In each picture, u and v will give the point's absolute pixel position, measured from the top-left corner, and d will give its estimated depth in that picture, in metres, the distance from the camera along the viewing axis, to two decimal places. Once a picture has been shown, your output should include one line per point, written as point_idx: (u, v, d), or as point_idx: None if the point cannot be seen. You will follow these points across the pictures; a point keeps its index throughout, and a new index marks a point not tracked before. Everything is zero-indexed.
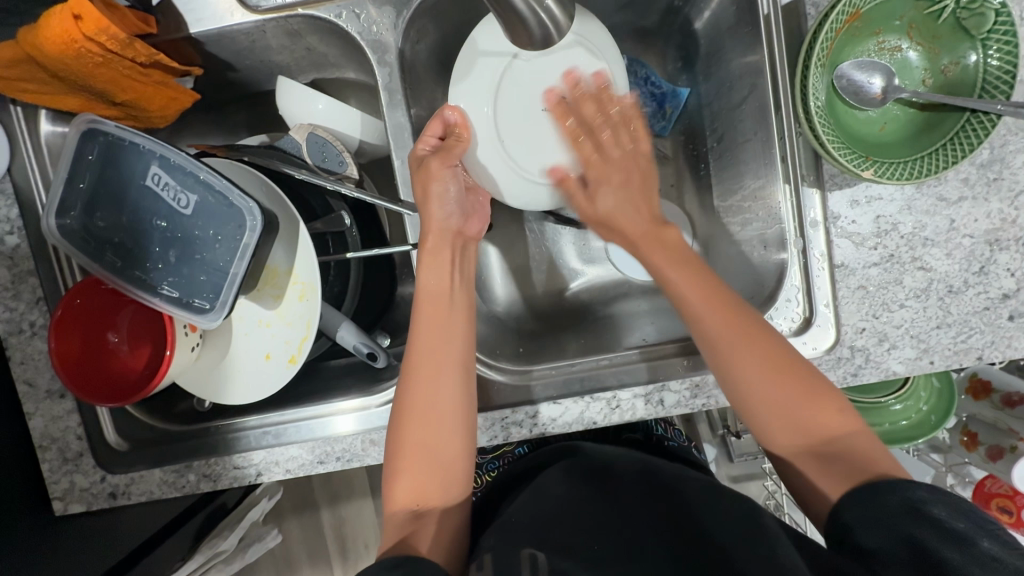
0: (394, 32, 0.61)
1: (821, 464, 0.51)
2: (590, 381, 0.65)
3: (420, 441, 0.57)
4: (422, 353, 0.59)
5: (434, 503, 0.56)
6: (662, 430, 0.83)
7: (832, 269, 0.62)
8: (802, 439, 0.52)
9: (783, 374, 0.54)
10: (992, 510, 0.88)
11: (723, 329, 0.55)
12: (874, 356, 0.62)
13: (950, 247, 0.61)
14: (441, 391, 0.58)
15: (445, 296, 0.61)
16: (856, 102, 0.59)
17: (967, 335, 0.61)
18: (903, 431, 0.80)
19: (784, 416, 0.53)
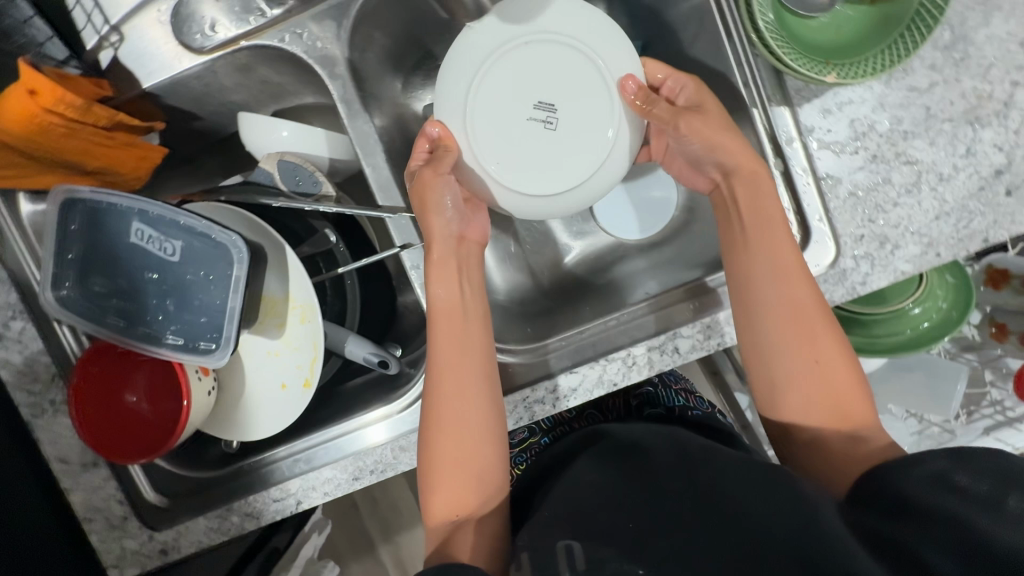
0: (340, 43, 0.61)
1: (844, 434, 0.53)
2: (602, 344, 0.66)
3: (451, 451, 0.57)
4: (442, 367, 0.59)
5: (474, 509, 0.56)
6: (684, 400, 0.82)
7: (817, 182, 0.61)
8: (826, 409, 0.54)
9: (820, 333, 0.55)
10: None
11: (780, 298, 0.56)
12: (879, 261, 0.61)
13: (932, 134, 0.60)
14: (466, 402, 0.58)
15: (462, 306, 0.61)
16: (804, 10, 0.60)
17: (968, 219, 0.61)
18: (925, 334, 0.79)
19: (817, 378, 0.54)
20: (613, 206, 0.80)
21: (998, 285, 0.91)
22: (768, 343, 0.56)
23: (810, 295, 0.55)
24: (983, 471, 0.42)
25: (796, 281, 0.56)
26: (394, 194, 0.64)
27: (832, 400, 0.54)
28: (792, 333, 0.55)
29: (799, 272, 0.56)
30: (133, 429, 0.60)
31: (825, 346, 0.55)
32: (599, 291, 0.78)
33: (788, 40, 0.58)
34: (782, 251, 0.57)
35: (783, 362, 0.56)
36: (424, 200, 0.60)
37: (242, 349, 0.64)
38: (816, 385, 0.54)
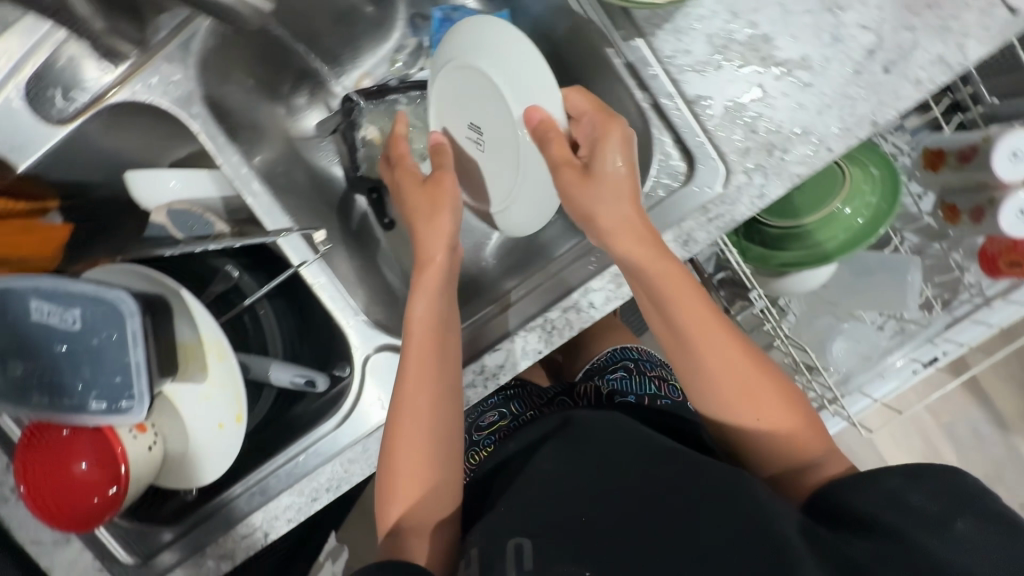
0: (192, 81, 0.62)
1: (801, 459, 0.56)
2: (519, 316, 0.65)
3: (409, 463, 0.59)
4: (409, 370, 0.59)
5: (428, 516, 0.59)
6: (656, 389, 0.80)
7: (689, 105, 0.60)
8: (789, 449, 0.56)
9: (760, 385, 0.56)
10: (1005, 269, 0.86)
11: (723, 364, 0.56)
12: (771, 170, 0.61)
13: (795, 30, 0.58)
14: (430, 415, 0.59)
15: (433, 328, 0.60)
16: None
17: (851, 107, 0.59)
18: (857, 234, 0.78)
19: (776, 423, 0.56)
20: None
21: (937, 165, 0.91)
22: (721, 406, 0.57)
23: (745, 363, 0.57)
24: (927, 495, 0.46)
25: (730, 348, 0.56)
26: (281, 217, 0.63)
27: (794, 445, 0.56)
28: (740, 385, 0.56)
29: (717, 328, 0.57)
30: (76, 505, 0.60)
31: (773, 395, 0.56)
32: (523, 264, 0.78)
33: None
34: (703, 317, 0.57)
35: (741, 422, 0.57)
36: (429, 197, 0.63)
37: (173, 399, 0.66)
38: (770, 433, 0.56)
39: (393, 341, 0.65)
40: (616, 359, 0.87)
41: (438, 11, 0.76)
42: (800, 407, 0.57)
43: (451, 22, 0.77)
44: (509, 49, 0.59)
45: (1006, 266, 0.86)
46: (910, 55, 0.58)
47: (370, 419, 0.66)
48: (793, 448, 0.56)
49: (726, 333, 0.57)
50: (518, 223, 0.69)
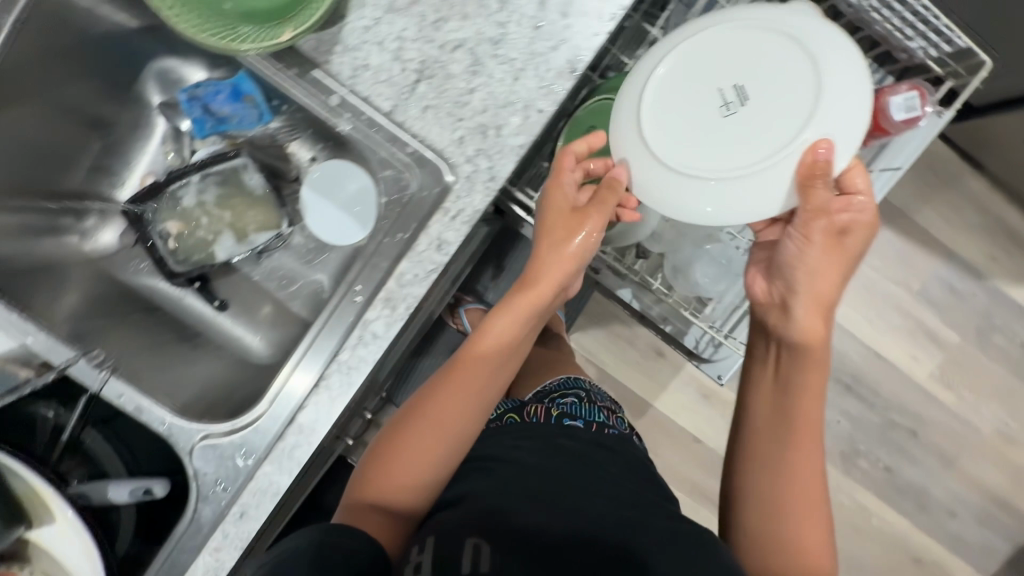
0: None
1: (802, 556, 0.60)
2: (313, 368, 0.64)
3: (437, 452, 0.68)
4: (469, 362, 0.69)
5: (411, 495, 0.67)
6: (606, 418, 0.89)
7: (388, 115, 0.59)
8: (797, 542, 0.61)
9: (816, 503, 0.63)
10: (842, 139, 0.84)
11: (786, 462, 0.64)
12: (492, 150, 0.59)
13: (458, 8, 0.57)
14: (461, 430, 0.69)
15: (513, 332, 0.69)
16: None
17: (544, 63, 0.57)
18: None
19: (805, 478, 0.63)
20: (321, 219, 0.81)
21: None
22: (749, 465, 0.66)
23: (811, 433, 0.65)
24: None
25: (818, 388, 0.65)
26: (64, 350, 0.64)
27: (807, 566, 0.60)
28: (804, 440, 0.64)
29: (815, 404, 0.65)
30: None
31: (819, 492, 0.63)
32: None
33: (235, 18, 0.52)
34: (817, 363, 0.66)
35: (776, 472, 0.64)
36: (577, 215, 0.65)
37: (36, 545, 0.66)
38: (795, 519, 0.62)
39: (207, 429, 0.66)
40: (569, 387, 0.98)
41: (182, 94, 0.77)
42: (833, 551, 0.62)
43: (199, 99, 0.77)
44: (734, 18, 0.60)
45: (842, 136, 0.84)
46: None
47: (215, 508, 0.66)
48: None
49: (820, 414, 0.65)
50: (751, 207, 0.58)
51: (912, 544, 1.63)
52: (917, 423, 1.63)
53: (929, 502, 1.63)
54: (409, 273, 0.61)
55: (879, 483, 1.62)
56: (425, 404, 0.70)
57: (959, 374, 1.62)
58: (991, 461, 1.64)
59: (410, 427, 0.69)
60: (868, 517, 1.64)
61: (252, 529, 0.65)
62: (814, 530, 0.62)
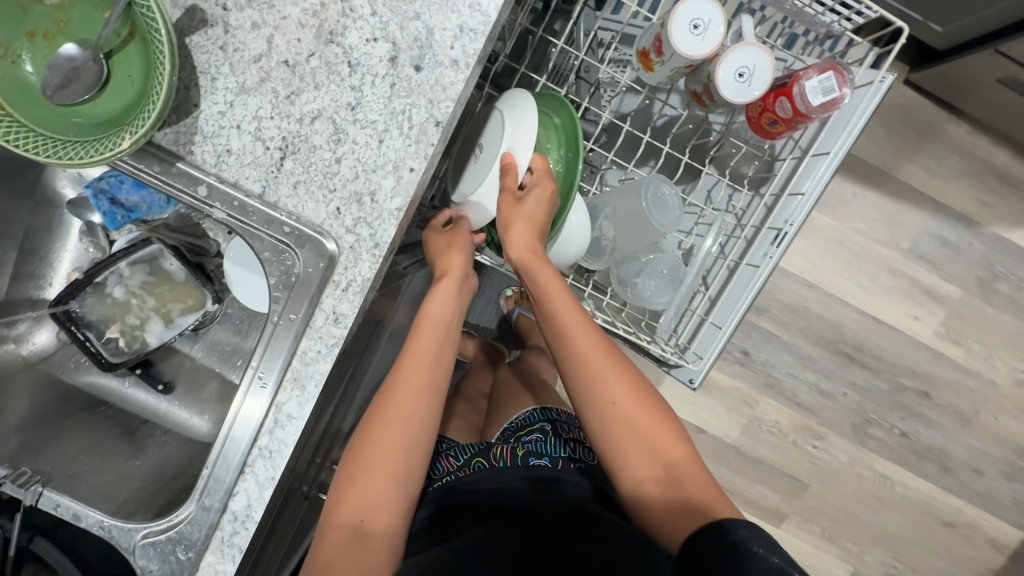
0: None
1: (660, 463, 0.64)
2: (237, 454, 0.63)
3: (396, 474, 0.66)
4: (405, 373, 0.69)
5: (377, 527, 0.64)
6: (571, 454, 0.82)
7: (261, 197, 0.57)
8: (652, 455, 0.64)
9: (651, 411, 0.66)
10: (768, 128, 0.79)
11: (615, 389, 0.66)
12: (370, 215, 0.57)
13: (309, 78, 0.55)
14: (421, 449, 0.68)
15: (443, 328, 0.72)
16: (73, 88, 0.51)
17: (406, 120, 0.55)
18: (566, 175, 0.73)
19: (616, 397, 0.66)
20: (246, 291, 0.81)
21: (650, 66, 0.81)
22: (588, 402, 0.67)
23: (611, 358, 0.68)
24: (772, 547, 0.52)
25: (577, 318, 0.69)
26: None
27: (673, 471, 0.63)
28: (600, 366, 0.67)
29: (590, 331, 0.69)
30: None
31: (655, 404, 0.67)
32: None
33: (79, 132, 0.52)
34: (560, 293, 0.70)
35: (603, 404, 0.66)
36: (448, 241, 0.77)
37: None
38: (649, 445, 0.64)
39: (146, 526, 0.65)
40: (534, 421, 0.89)
41: (87, 188, 0.76)
42: (682, 438, 0.66)
43: (104, 191, 0.77)
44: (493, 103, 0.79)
45: (770, 125, 0.80)
46: (432, 42, 0.53)
47: None
48: (675, 485, 0.62)
49: (600, 338, 0.69)
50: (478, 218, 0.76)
51: (940, 509, 1.55)
52: (928, 384, 1.53)
53: (951, 463, 1.54)
54: (312, 349, 0.60)
55: (896, 451, 1.53)
56: (377, 426, 0.67)
57: (965, 326, 1.52)
58: (1013, 412, 1.55)
59: (369, 452, 0.66)
60: (891, 487, 1.53)
61: None
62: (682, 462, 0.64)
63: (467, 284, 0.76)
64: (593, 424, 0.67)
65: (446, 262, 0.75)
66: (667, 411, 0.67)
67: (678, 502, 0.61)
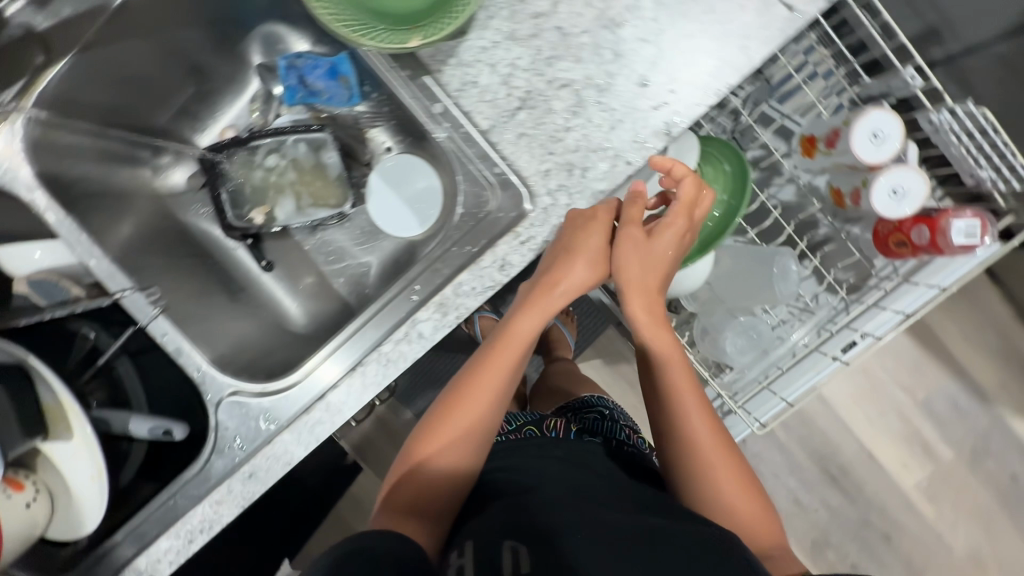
0: (26, 159, 0.64)
1: (734, 502, 0.62)
2: (356, 352, 0.67)
3: (467, 461, 0.66)
4: (490, 368, 0.66)
5: (443, 510, 0.66)
6: (625, 436, 0.83)
7: (484, 135, 0.61)
8: (731, 494, 0.62)
9: (723, 450, 0.64)
10: (894, 248, 0.86)
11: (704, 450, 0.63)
12: (574, 187, 0.61)
13: (574, 50, 0.59)
14: (488, 435, 0.67)
15: (530, 341, 0.66)
16: None
17: (642, 119, 0.59)
18: (726, 220, 0.77)
19: (702, 441, 0.64)
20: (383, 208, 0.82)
21: (812, 152, 0.88)
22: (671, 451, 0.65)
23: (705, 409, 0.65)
24: None
25: (675, 354, 0.66)
26: (121, 279, 0.66)
27: (734, 513, 0.63)
28: (691, 408, 0.64)
29: (679, 366, 0.66)
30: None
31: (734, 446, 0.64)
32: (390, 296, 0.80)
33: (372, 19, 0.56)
34: (660, 320, 0.66)
35: (686, 458, 0.64)
36: (578, 222, 0.60)
37: (52, 457, 0.70)
38: (729, 506, 0.63)
39: (238, 387, 0.68)
40: (592, 403, 0.92)
41: (285, 61, 0.80)
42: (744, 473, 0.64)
43: (298, 69, 0.80)
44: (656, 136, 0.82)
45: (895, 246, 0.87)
46: (694, 63, 0.58)
47: (229, 463, 0.69)
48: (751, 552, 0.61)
49: (688, 372, 0.66)
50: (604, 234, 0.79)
51: None
52: (899, 529, 1.58)
53: None
54: (467, 285, 0.63)
55: None
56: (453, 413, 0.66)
57: (948, 488, 1.59)
58: None
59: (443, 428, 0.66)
60: None
61: (258, 489, 0.69)
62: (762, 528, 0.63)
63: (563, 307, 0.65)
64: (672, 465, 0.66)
65: (564, 274, 0.61)
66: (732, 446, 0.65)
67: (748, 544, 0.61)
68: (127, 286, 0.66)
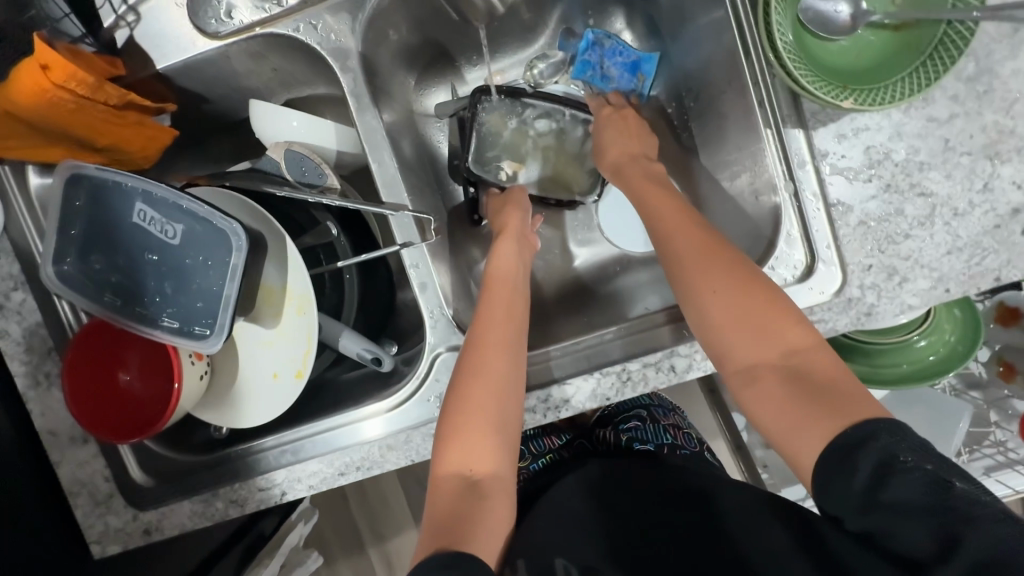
0: (354, 36, 0.60)
1: (782, 387, 0.49)
2: (597, 356, 0.65)
3: (480, 399, 0.56)
4: (485, 326, 0.61)
5: (488, 476, 0.55)
6: (673, 439, 0.82)
7: (828, 208, 0.60)
8: (769, 388, 0.50)
9: (770, 311, 0.52)
10: None
11: (748, 335, 0.52)
12: (886, 292, 0.60)
13: (949, 167, 0.58)
14: (513, 366, 0.58)
15: (514, 280, 0.66)
16: (825, 33, 0.54)
17: (981, 256, 0.59)
18: (942, 362, 0.78)
19: (741, 332, 0.52)
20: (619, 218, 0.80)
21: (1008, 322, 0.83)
22: (719, 336, 0.53)
23: (756, 297, 0.52)
24: (927, 468, 0.41)
25: (717, 259, 0.55)
26: (399, 193, 0.62)
27: (793, 366, 0.49)
28: (727, 310, 0.53)
29: (728, 266, 0.54)
30: (107, 408, 0.60)
31: (788, 320, 0.51)
32: (600, 304, 0.76)
33: (806, 61, 0.54)
34: (694, 231, 0.57)
35: (725, 348, 0.53)
36: (506, 199, 0.74)
37: (236, 336, 0.64)
38: (794, 393, 0.48)
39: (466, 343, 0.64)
40: (630, 407, 0.90)
41: (592, 36, 0.75)
42: (805, 325, 0.51)
43: (600, 47, 0.75)
44: None
45: None
46: None
47: (422, 412, 0.64)
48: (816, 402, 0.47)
49: (732, 262, 0.54)
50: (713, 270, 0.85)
51: None
52: None
53: None
54: None
55: None
56: (463, 386, 0.57)
57: None
58: None
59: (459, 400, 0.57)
60: None
61: None
62: (800, 350, 0.50)
63: (527, 240, 0.72)
64: (722, 361, 0.53)
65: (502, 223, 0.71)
66: (776, 290, 0.53)
67: (805, 406, 0.47)
68: (402, 204, 0.62)
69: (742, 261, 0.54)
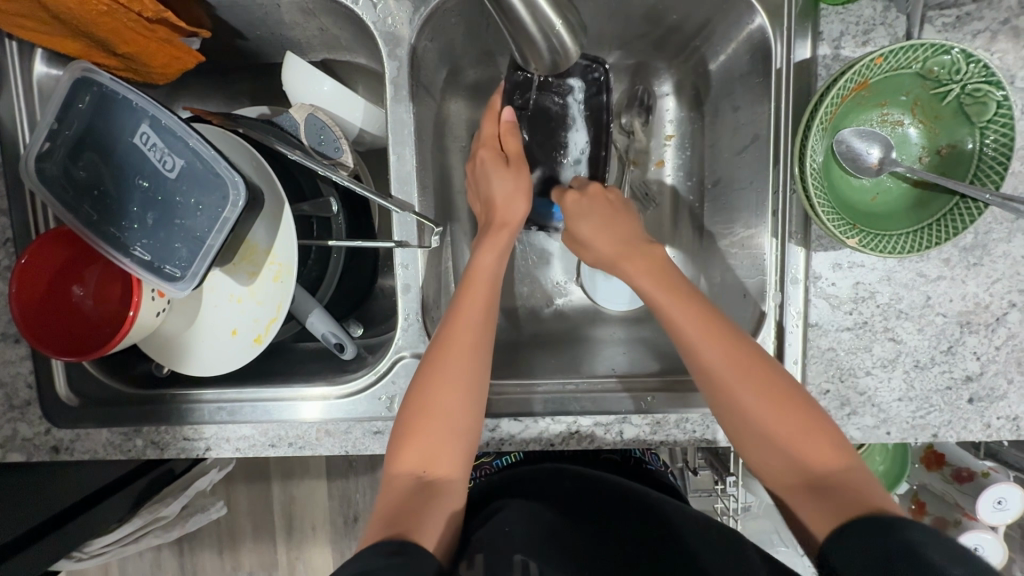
0: (410, 26, 0.59)
1: (810, 494, 0.48)
2: (554, 403, 0.65)
3: (447, 407, 0.55)
4: (457, 329, 0.57)
5: (441, 477, 0.53)
6: (640, 452, 0.78)
7: (805, 328, 0.62)
8: (797, 493, 0.49)
9: (793, 403, 0.51)
10: None
11: (767, 414, 0.51)
12: (834, 419, 0.62)
13: (923, 322, 0.61)
14: (480, 382, 0.56)
15: (496, 284, 0.61)
16: (852, 169, 0.57)
17: (926, 411, 0.62)
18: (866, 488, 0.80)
19: (768, 435, 0.51)
20: (609, 282, 0.79)
21: (928, 466, 0.81)
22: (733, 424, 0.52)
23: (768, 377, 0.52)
24: (948, 548, 0.38)
25: (740, 355, 0.52)
26: (409, 191, 0.62)
27: (808, 455, 0.50)
28: (763, 424, 0.51)
29: (749, 359, 0.52)
30: (49, 320, 0.58)
31: (822, 435, 0.50)
32: (567, 344, 0.77)
33: (826, 190, 0.56)
34: (709, 320, 0.54)
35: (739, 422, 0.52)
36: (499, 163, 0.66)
37: (206, 283, 0.62)
38: (824, 496, 0.47)
39: None
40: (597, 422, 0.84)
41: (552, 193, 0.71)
42: (831, 432, 0.50)
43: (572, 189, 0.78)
44: None
45: None
46: (998, 401, 0.62)
47: (369, 409, 0.64)
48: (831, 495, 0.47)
49: (753, 356, 0.53)
50: None
51: None
52: None
53: None
54: (691, 428, 0.64)
55: None
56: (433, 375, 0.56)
57: None
58: None
59: (434, 394, 0.55)
60: None
61: (374, 450, 0.64)
62: (816, 431, 0.50)
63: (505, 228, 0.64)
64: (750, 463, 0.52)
65: (497, 210, 0.64)
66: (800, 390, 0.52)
67: (835, 510, 0.46)
68: (409, 203, 0.62)
69: (768, 362, 0.53)
